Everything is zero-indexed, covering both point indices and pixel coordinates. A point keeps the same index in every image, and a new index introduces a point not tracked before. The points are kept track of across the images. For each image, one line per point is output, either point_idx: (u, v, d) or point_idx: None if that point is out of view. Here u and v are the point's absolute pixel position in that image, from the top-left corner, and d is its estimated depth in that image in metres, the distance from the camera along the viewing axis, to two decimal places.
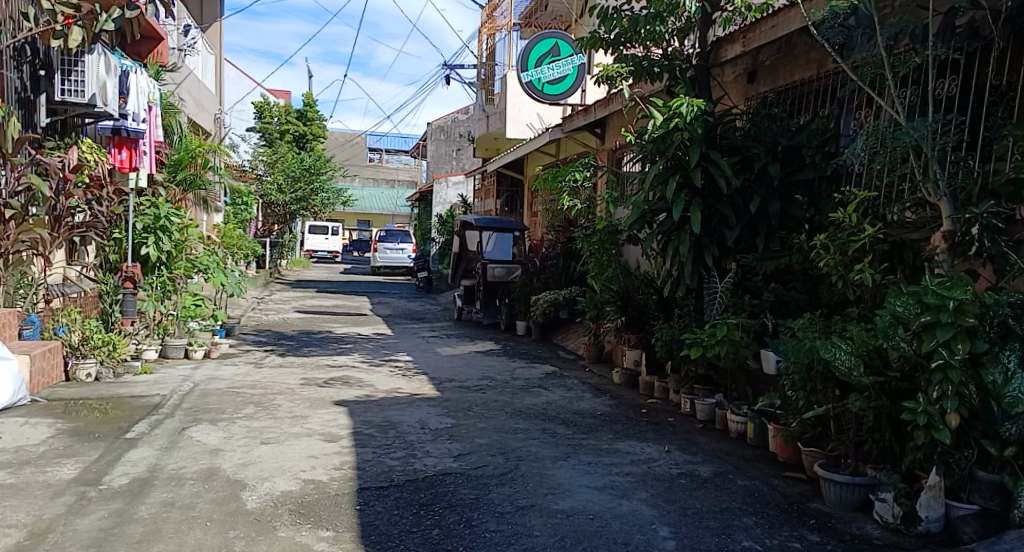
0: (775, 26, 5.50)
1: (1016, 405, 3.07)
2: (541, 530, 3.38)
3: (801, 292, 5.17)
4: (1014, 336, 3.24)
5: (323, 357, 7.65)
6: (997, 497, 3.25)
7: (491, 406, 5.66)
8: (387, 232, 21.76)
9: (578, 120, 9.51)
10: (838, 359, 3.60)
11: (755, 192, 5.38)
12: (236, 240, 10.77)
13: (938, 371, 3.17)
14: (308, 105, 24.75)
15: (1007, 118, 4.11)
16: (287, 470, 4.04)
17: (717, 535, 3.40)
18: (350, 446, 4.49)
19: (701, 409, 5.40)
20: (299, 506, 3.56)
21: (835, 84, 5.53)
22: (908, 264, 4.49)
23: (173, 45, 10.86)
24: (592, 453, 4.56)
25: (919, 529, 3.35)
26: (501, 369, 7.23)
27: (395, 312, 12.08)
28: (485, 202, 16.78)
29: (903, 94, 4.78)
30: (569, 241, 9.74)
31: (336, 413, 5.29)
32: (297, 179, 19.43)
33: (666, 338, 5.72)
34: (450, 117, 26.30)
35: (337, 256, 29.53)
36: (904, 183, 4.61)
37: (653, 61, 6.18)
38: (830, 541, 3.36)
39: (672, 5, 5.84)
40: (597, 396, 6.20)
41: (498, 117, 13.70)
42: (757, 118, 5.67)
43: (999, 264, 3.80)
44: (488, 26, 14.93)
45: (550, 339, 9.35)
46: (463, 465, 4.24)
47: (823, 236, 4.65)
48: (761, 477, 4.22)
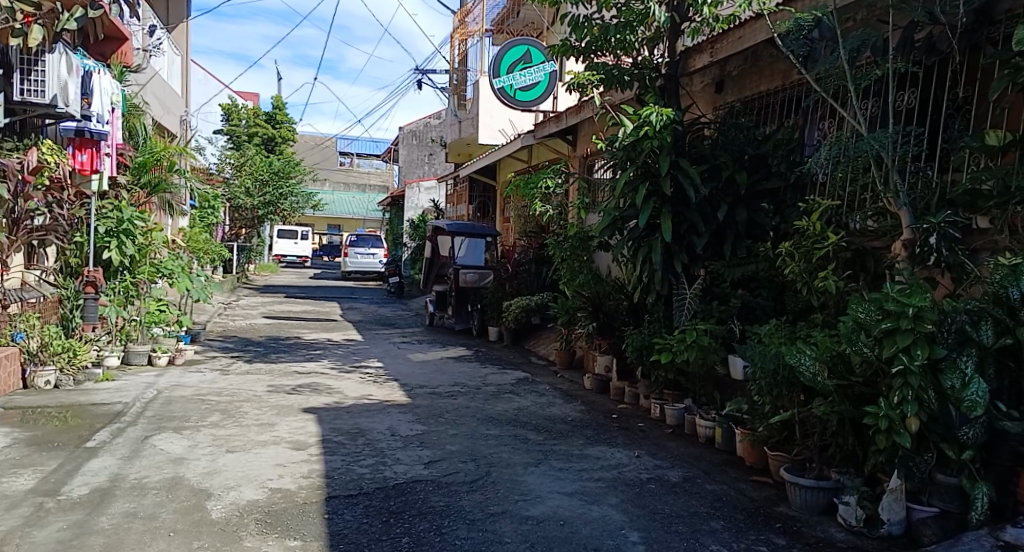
0: (742, 37, 5.69)
1: (974, 410, 3.13)
2: (512, 537, 3.39)
3: (768, 299, 5.24)
4: (972, 342, 3.29)
5: (292, 364, 7.55)
6: (955, 499, 3.34)
7: (463, 413, 5.65)
8: (358, 236, 21.58)
9: (550, 126, 9.58)
10: (803, 364, 3.68)
11: (722, 200, 5.48)
12: (202, 244, 10.61)
13: (899, 376, 3.25)
14: (277, 107, 24.49)
15: (965, 129, 4.22)
16: (253, 479, 4.00)
17: (686, 540, 3.44)
18: (319, 454, 4.46)
19: (671, 414, 5.45)
20: (265, 515, 3.53)
21: (799, 95, 5.65)
22: (870, 271, 4.58)
23: (138, 45, 10.66)
24: (563, 459, 4.58)
25: (882, 531, 3.42)
26: (472, 376, 7.23)
27: (365, 318, 12.01)
28: (458, 208, 16.78)
29: (864, 105, 4.89)
30: (541, 247, 9.80)
31: (304, 420, 5.24)
32: (265, 183, 19.26)
33: (636, 344, 5.73)
34: (421, 122, 26.33)
35: (306, 261, 29.22)
36: (866, 192, 4.69)
37: (623, 70, 6.20)
38: (796, 545, 3.42)
39: (642, 14, 5.96)
40: (568, 402, 6.22)
41: (470, 122, 13.68)
42: (724, 127, 5.75)
43: (957, 273, 3.91)
44: (460, 32, 14.98)
45: (521, 345, 9.36)
46: (433, 472, 4.23)
47: (789, 244, 4.75)
48: (728, 481, 4.28)
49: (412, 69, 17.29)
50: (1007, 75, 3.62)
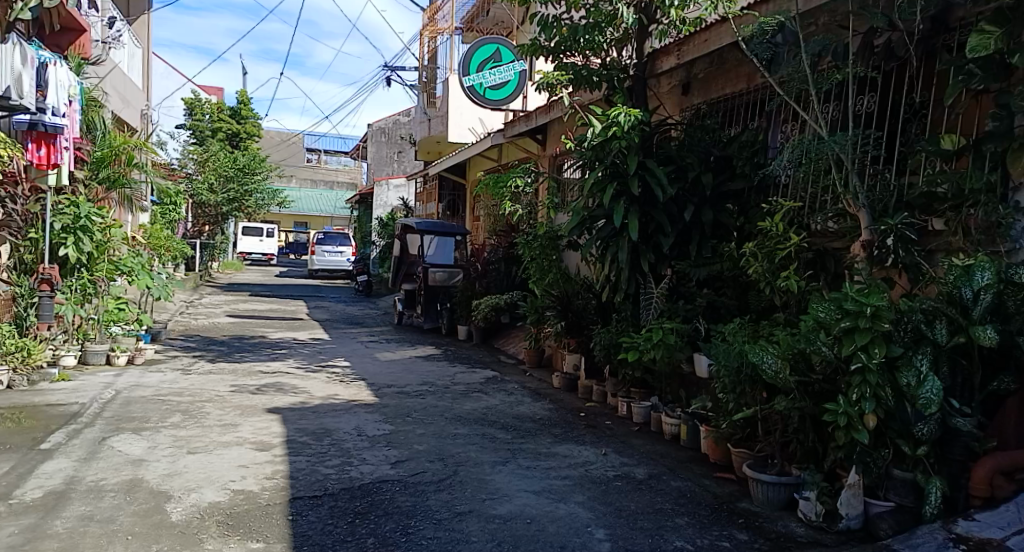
0: (708, 40, 5.76)
1: (929, 407, 3.21)
2: (479, 536, 3.40)
3: (733, 299, 5.33)
4: (926, 340, 3.38)
5: (257, 364, 7.46)
6: (911, 494, 3.40)
7: (431, 412, 5.64)
8: (325, 234, 21.38)
9: (520, 126, 9.61)
10: (765, 362, 3.73)
11: (688, 200, 5.54)
12: (164, 241, 10.44)
13: (858, 374, 3.33)
14: (241, 102, 24.15)
15: (921, 134, 4.34)
16: (215, 481, 3.95)
17: (651, 536, 3.48)
18: (283, 455, 4.42)
19: (637, 412, 5.51)
20: (227, 517, 3.49)
21: (763, 98, 5.76)
22: (830, 271, 4.74)
23: (97, 37, 10.40)
24: (531, 458, 4.60)
25: (840, 525, 3.48)
26: (442, 375, 7.23)
27: (333, 316, 11.91)
28: (427, 206, 16.74)
29: (826, 109, 4.98)
30: (511, 246, 9.83)
31: (269, 420, 5.19)
32: (229, 179, 18.97)
33: (604, 343, 5.80)
34: (391, 119, 26.24)
35: (272, 259, 28.90)
36: (827, 194, 4.77)
37: (592, 71, 6.26)
38: (758, 540, 3.47)
39: (610, 16, 5.99)
40: (536, 401, 6.26)
41: (440, 120, 13.63)
42: (690, 128, 5.83)
43: (913, 274, 4.01)
44: (430, 29, 14.90)
45: (491, 344, 9.37)
46: (400, 472, 4.22)
47: (752, 245, 4.84)
48: (693, 478, 4.34)
49: (381, 66, 17.19)
50: (960, 81, 3.74)
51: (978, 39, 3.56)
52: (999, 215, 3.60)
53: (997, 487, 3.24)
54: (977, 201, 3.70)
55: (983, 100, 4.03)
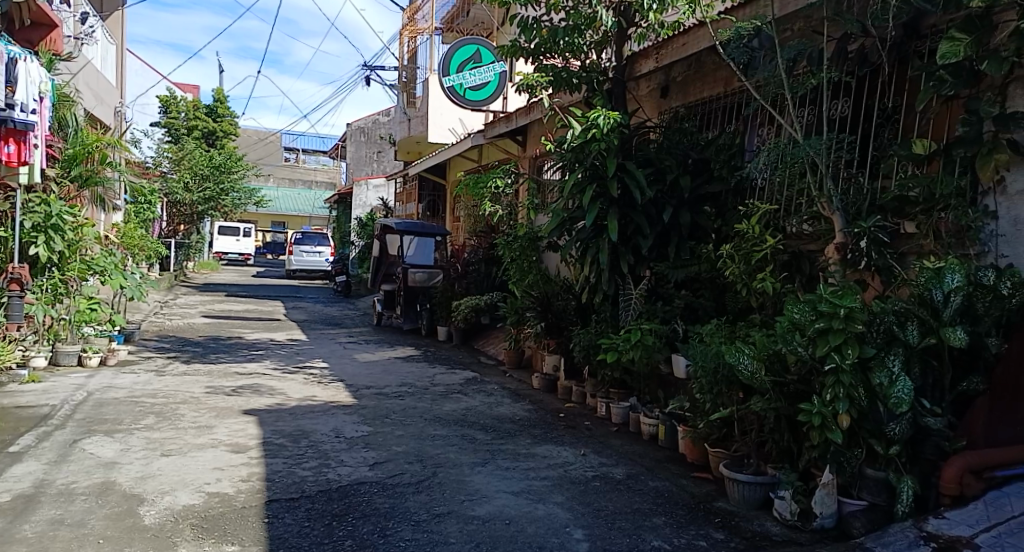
0: (686, 44, 5.82)
1: (900, 406, 3.27)
2: (457, 537, 3.41)
3: (710, 300, 5.39)
4: (898, 341, 3.43)
5: (232, 365, 7.40)
6: (883, 492, 3.46)
7: (410, 413, 5.64)
8: (303, 234, 21.26)
9: (499, 127, 9.62)
10: (741, 363, 3.79)
11: (666, 203, 5.58)
12: (138, 241, 10.33)
13: (832, 374, 3.38)
14: (217, 100, 23.93)
15: (893, 138, 4.41)
16: (190, 483, 3.92)
17: (628, 536, 3.51)
18: (259, 457, 4.39)
19: (616, 413, 5.54)
20: (202, 520, 3.47)
21: (740, 101, 5.83)
22: (806, 273, 4.79)
23: (69, 33, 10.24)
24: (510, 459, 4.61)
25: (814, 524, 3.53)
26: (421, 376, 7.22)
27: (311, 317, 11.85)
28: (407, 206, 16.70)
29: (801, 113, 5.05)
30: (491, 247, 9.85)
31: (245, 422, 5.15)
32: (205, 178, 18.77)
33: (583, 344, 5.85)
34: (370, 119, 26.16)
35: (248, 259, 28.66)
36: (802, 197, 4.83)
37: (571, 73, 6.32)
38: (733, 539, 3.51)
39: (590, 19, 6.04)
40: (516, 401, 6.27)
41: (419, 120, 13.61)
42: (668, 131, 5.89)
43: (885, 276, 4.09)
44: (409, 29, 14.88)
45: (470, 344, 9.37)
46: (378, 473, 4.22)
47: (729, 247, 4.91)
48: (671, 478, 4.38)
49: (361, 65, 17.15)
50: (931, 87, 3.87)
51: (949, 46, 3.63)
52: (969, 220, 3.73)
53: (966, 486, 3.27)
54: (947, 205, 3.81)
55: (953, 105, 4.05)
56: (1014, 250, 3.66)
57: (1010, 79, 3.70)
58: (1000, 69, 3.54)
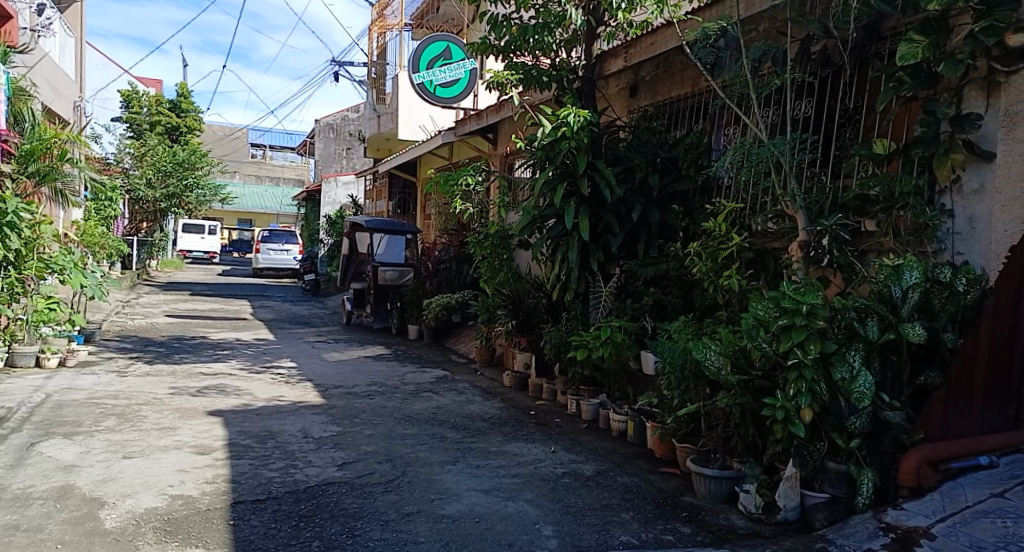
0: (654, 44, 5.88)
1: (862, 400, 3.31)
2: (427, 536, 3.40)
3: (678, 297, 5.44)
4: (859, 337, 3.50)
5: (197, 365, 7.31)
6: (844, 485, 3.52)
7: (380, 412, 5.62)
8: (270, 232, 21.03)
9: (470, 125, 9.60)
10: (708, 359, 3.86)
11: (636, 201, 5.64)
12: (97, 239, 10.14)
13: (794, 370, 3.44)
14: (182, 96, 23.53)
15: (855, 138, 4.50)
16: (152, 486, 3.86)
17: (597, 531, 3.54)
18: (224, 458, 4.34)
19: (586, 409, 5.58)
20: (164, 523, 3.42)
21: (706, 101, 5.92)
22: (770, 270, 4.86)
23: (25, 25, 10.01)
24: (481, 457, 4.62)
25: (778, 517, 3.59)
26: (391, 375, 7.19)
27: (278, 316, 11.73)
28: (377, 204, 16.61)
29: (766, 113, 5.14)
30: (462, 245, 9.84)
31: (210, 424, 5.09)
32: (168, 174, 18.43)
33: (554, 341, 5.88)
34: (339, 115, 25.94)
35: (213, 256, 28.25)
36: (767, 195, 4.93)
37: (541, 71, 6.32)
38: (699, 533, 3.56)
39: (560, 18, 6.07)
40: (487, 400, 6.27)
41: (390, 117, 13.54)
42: (638, 131, 5.94)
43: (847, 272, 4.16)
44: (379, 25, 14.82)
45: (441, 343, 9.35)
46: (347, 474, 4.19)
47: (696, 245, 4.98)
48: (640, 473, 4.42)
49: (330, 61, 17.02)
50: (890, 88, 3.94)
51: (907, 48, 3.77)
52: (927, 218, 3.83)
53: (923, 478, 3.35)
54: (906, 203, 3.90)
55: (912, 106, 4.15)
56: (969, 248, 3.75)
57: (966, 81, 3.79)
58: (955, 71, 3.65)
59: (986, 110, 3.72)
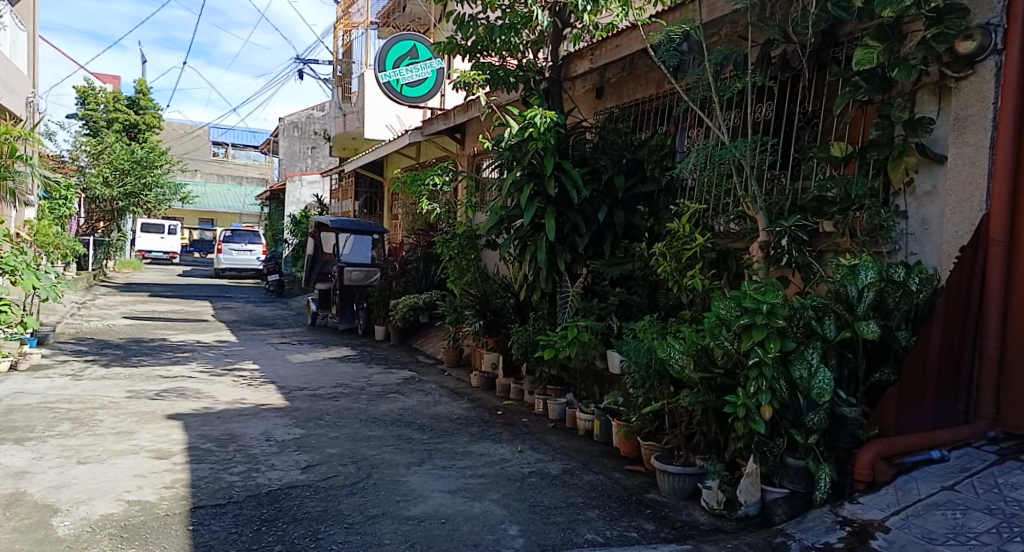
0: (620, 46, 5.96)
1: (822, 396, 3.39)
2: (392, 538, 3.40)
3: (643, 297, 5.50)
4: (817, 335, 3.59)
5: (155, 368, 7.17)
6: (803, 481, 3.62)
7: (345, 414, 5.59)
8: (233, 232, 20.72)
9: (437, 124, 9.60)
10: (671, 358, 3.91)
11: (602, 202, 5.69)
12: (50, 239, 9.92)
13: (755, 368, 3.50)
14: (139, 92, 23.05)
15: (813, 142, 4.60)
16: (108, 491, 3.80)
17: (563, 530, 3.57)
18: (183, 463, 4.28)
19: (552, 409, 5.62)
20: (120, 529, 3.37)
21: (670, 103, 6.00)
22: (732, 270, 4.97)
23: None
24: (447, 457, 4.62)
25: (739, 512, 3.65)
26: (357, 376, 7.14)
27: (241, 318, 11.55)
28: (343, 203, 16.47)
29: (728, 115, 5.23)
30: (429, 245, 9.83)
31: (168, 427, 5.01)
32: (126, 172, 18.06)
33: (522, 341, 5.90)
34: (304, 113, 25.66)
35: (173, 256, 27.73)
36: (729, 197, 5.03)
37: (508, 71, 6.31)
38: (663, 529, 3.61)
39: (526, 18, 6.09)
40: (454, 400, 6.27)
41: (355, 116, 13.44)
42: (604, 132, 6.01)
43: (806, 272, 4.24)
44: (344, 23, 14.72)
45: (408, 344, 9.32)
46: (311, 477, 4.17)
47: (661, 245, 5.03)
48: (605, 471, 4.47)
49: (294, 58, 16.86)
50: (848, 92, 4.05)
51: (862, 53, 3.88)
52: (882, 219, 3.95)
53: (878, 472, 3.41)
54: (863, 205, 4.02)
55: (868, 110, 4.27)
56: (921, 248, 3.89)
57: (919, 86, 3.92)
58: (908, 76, 3.78)
59: (938, 114, 3.85)
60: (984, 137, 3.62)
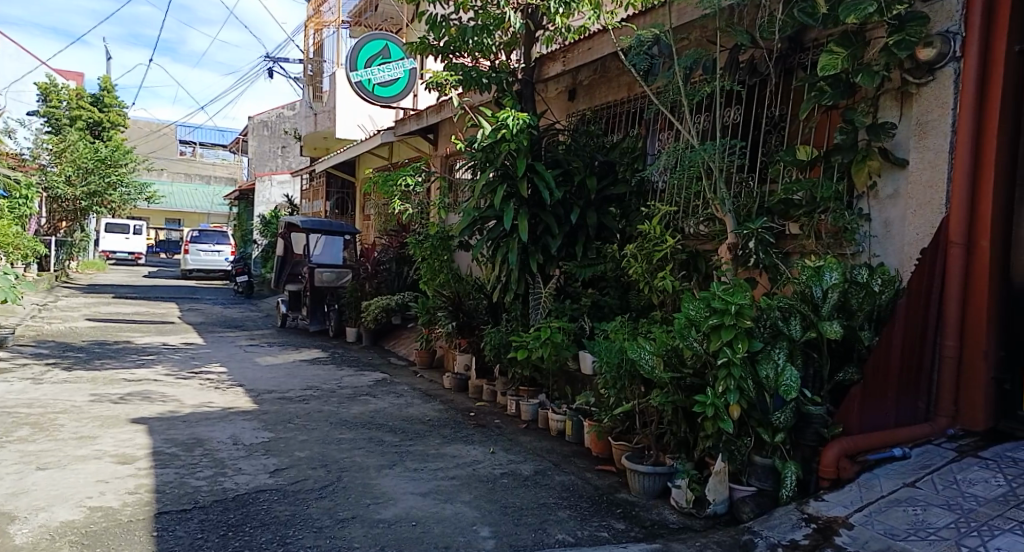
0: (592, 49, 5.99)
1: (789, 393, 3.47)
2: (361, 541, 3.39)
3: (615, 298, 5.54)
4: (783, 336, 3.66)
5: (119, 371, 7.05)
6: (770, 478, 3.68)
7: (315, 417, 5.55)
8: (200, 232, 20.42)
9: (409, 125, 9.59)
10: (642, 358, 3.95)
11: (574, 203, 5.72)
12: (9, 239, 9.69)
13: (724, 368, 3.55)
14: (103, 89, 22.62)
15: (780, 145, 4.67)
16: (69, 498, 3.73)
17: (534, 531, 3.59)
18: (148, 468, 4.22)
19: (526, 410, 5.63)
20: (81, 537, 3.31)
21: (641, 106, 6.05)
22: (702, 272, 5.03)
23: None
24: (419, 460, 4.61)
25: (708, 511, 3.70)
26: (328, 378, 7.09)
27: (208, 319, 11.40)
28: (313, 204, 16.35)
29: (698, 119, 5.30)
30: (402, 246, 9.81)
31: (132, 432, 4.94)
32: (89, 171, 17.70)
33: (495, 341, 5.91)
34: (274, 112, 25.41)
35: (139, 257, 27.28)
36: (699, 199, 5.09)
37: (480, 72, 6.29)
38: (633, 529, 3.64)
39: (498, 20, 6.09)
40: (426, 402, 6.25)
41: (326, 115, 13.36)
42: (576, 134, 6.05)
43: (773, 273, 4.30)
44: (314, 21, 14.61)
45: (380, 345, 9.27)
46: (279, 480, 4.13)
47: (633, 246, 5.08)
48: (577, 472, 4.49)
49: (263, 56, 16.69)
50: (813, 97, 4.14)
51: (828, 59, 3.96)
52: (846, 221, 4.05)
53: (842, 470, 3.47)
54: (827, 208, 4.14)
55: (832, 115, 4.36)
56: (884, 250, 3.98)
57: (882, 92, 4.01)
58: (872, 82, 3.84)
59: (900, 119, 3.94)
60: (944, 142, 3.71)
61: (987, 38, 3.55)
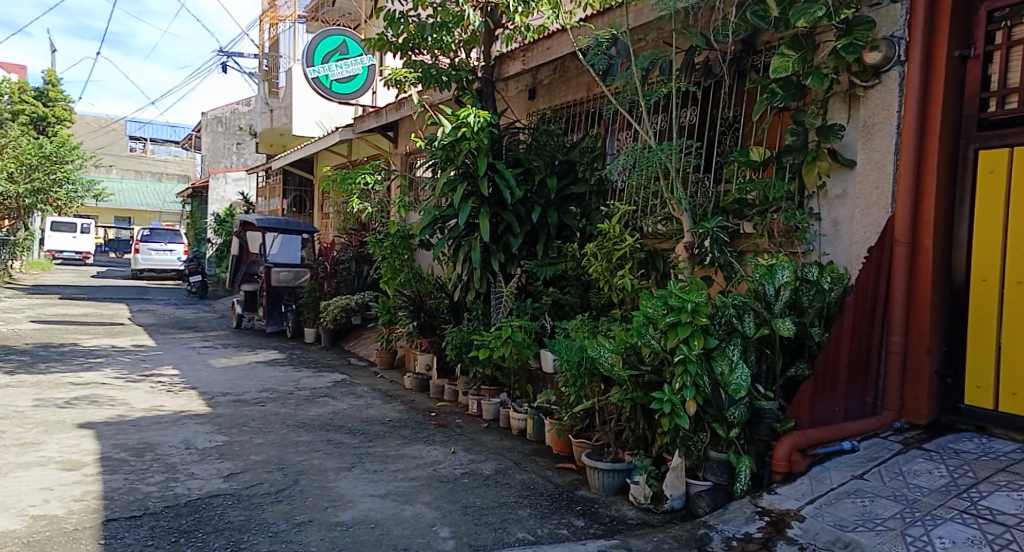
0: (550, 49, 6.02)
1: (739, 391, 3.55)
2: (318, 545, 3.36)
3: (575, 296, 5.56)
4: (737, 333, 3.71)
5: (64, 375, 6.85)
6: (725, 473, 3.74)
7: (271, 420, 5.47)
8: (152, 231, 19.98)
9: (368, 122, 9.49)
10: (601, 356, 4.01)
11: (535, 203, 5.74)
12: None
13: (681, 364, 3.60)
14: (48, 83, 21.94)
15: (735, 146, 4.74)
16: (11, 506, 3.62)
17: (494, 530, 3.60)
18: (96, 474, 4.11)
19: (488, 409, 5.61)
20: (24, 547, 3.22)
21: (598, 106, 6.13)
22: (661, 270, 5.08)
23: None
24: (378, 461, 4.58)
25: (665, 506, 3.77)
26: (286, 380, 7.00)
27: (159, 321, 11.14)
28: (269, 202, 16.11)
29: (655, 120, 5.36)
30: (361, 245, 9.73)
31: (79, 437, 4.81)
32: (33, 169, 17.06)
33: (456, 341, 5.90)
34: (229, 109, 24.97)
35: (87, 256, 26.53)
36: (656, 198, 5.16)
37: (440, 70, 6.24)
38: (592, 525, 3.68)
39: (457, 17, 6.09)
40: (386, 403, 6.21)
41: (282, 112, 13.18)
42: (536, 133, 6.05)
43: (727, 272, 4.39)
44: (270, 16, 14.39)
45: (340, 346, 9.18)
46: (234, 485, 4.07)
47: (592, 245, 5.12)
48: (538, 470, 4.51)
49: (217, 50, 16.38)
50: (765, 99, 4.22)
51: (780, 61, 4.06)
52: (797, 221, 4.17)
53: (794, 464, 3.55)
54: (779, 207, 4.26)
55: (784, 117, 4.46)
56: (833, 249, 4.09)
57: (831, 94, 4.10)
58: (821, 85, 3.97)
59: (848, 121, 4.03)
60: (889, 143, 3.81)
61: (928, 45, 3.68)
